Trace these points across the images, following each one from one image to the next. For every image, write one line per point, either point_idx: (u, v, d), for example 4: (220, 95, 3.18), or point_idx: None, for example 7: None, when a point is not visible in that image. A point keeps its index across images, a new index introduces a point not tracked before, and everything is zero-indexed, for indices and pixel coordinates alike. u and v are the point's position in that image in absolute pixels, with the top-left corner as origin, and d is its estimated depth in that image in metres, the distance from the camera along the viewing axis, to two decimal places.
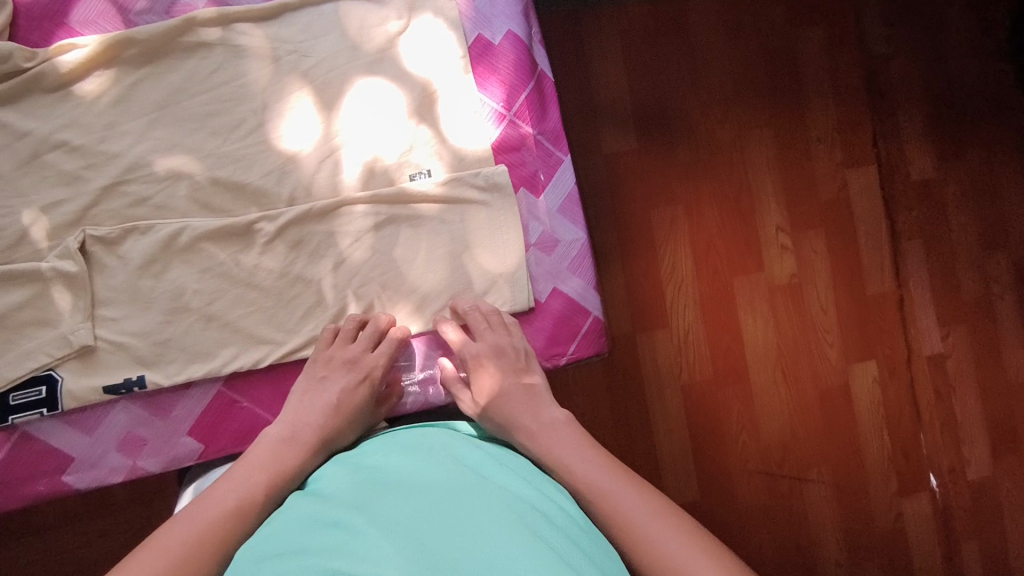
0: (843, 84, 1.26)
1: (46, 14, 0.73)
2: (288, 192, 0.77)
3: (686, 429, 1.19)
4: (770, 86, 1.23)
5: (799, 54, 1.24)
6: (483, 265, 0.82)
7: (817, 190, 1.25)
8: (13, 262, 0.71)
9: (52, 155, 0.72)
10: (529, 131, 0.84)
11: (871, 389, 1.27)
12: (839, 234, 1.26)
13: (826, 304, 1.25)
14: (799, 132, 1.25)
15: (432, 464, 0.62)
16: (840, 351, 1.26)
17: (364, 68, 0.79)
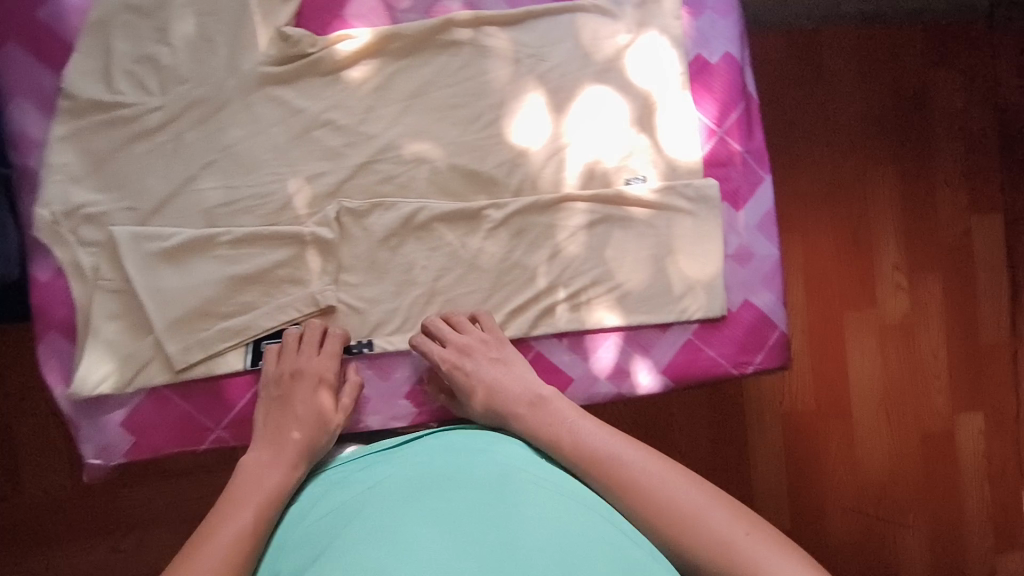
0: (966, 129, 1.38)
1: (326, 5, 0.80)
2: (516, 181, 0.83)
3: (785, 462, 1.32)
4: (901, 130, 1.36)
5: (931, 97, 1.36)
6: (684, 270, 0.87)
7: (938, 232, 1.38)
8: (278, 225, 0.80)
9: (319, 131, 0.80)
10: (737, 148, 0.88)
11: (975, 439, 1.40)
12: (958, 289, 1.39)
13: (937, 351, 1.38)
14: (938, 196, 1.38)
15: (477, 469, 0.67)
16: (949, 400, 1.39)
17: (595, 76, 0.84)
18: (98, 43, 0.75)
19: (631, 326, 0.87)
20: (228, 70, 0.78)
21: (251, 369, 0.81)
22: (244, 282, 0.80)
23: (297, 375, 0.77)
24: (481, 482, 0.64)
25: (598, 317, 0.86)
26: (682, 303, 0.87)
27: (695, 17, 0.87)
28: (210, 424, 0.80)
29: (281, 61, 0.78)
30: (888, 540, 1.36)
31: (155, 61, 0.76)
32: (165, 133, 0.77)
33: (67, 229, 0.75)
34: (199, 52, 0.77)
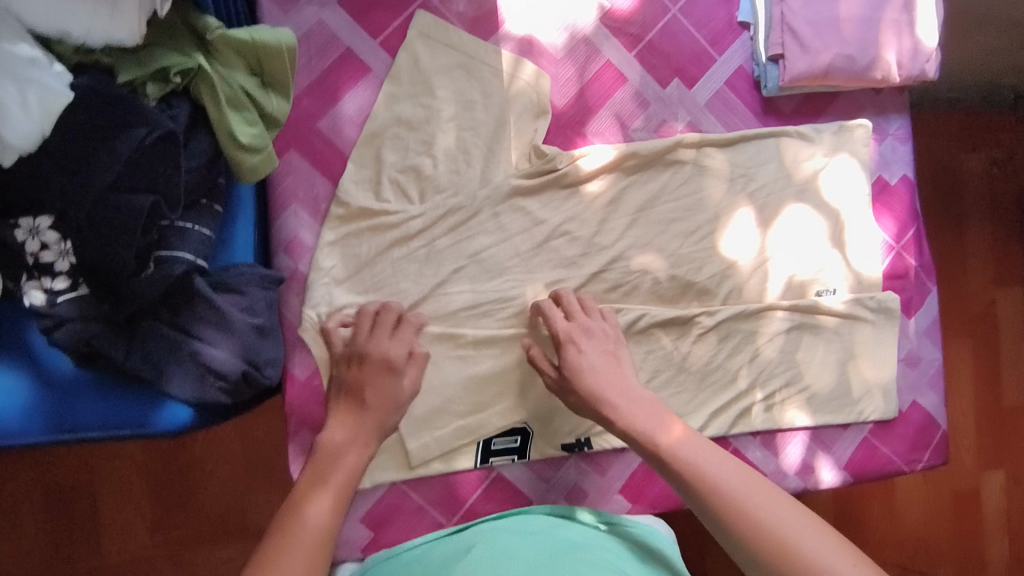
0: (999, 208, 1.46)
1: (570, 124, 0.86)
2: (727, 289, 0.90)
3: (833, 515, 1.36)
4: (936, 204, 1.43)
5: (964, 177, 1.44)
6: (864, 375, 0.94)
7: (969, 302, 1.44)
8: (516, 328, 0.83)
9: (557, 242, 0.84)
10: (912, 262, 0.97)
11: (999, 495, 1.44)
12: (985, 348, 1.45)
13: (966, 410, 1.44)
14: (970, 270, 1.44)
15: (532, 541, 0.69)
16: (975, 457, 1.43)
17: (794, 195, 0.92)
18: (371, 152, 0.79)
19: (818, 426, 0.93)
20: (481, 182, 0.81)
21: (480, 467, 0.82)
22: (482, 385, 0.82)
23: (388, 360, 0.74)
24: (534, 552, 0.66)
25: (790, 416, 0.91)
26: (860, 406, 0.94)
27: (880, 142, 0.96)
28: (442, 520, 0.81)
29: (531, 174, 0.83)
30: None
31: (419, 171, 0.80)
32: (418, 239, 0.80)
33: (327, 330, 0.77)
34: (457, 164, 0.81)
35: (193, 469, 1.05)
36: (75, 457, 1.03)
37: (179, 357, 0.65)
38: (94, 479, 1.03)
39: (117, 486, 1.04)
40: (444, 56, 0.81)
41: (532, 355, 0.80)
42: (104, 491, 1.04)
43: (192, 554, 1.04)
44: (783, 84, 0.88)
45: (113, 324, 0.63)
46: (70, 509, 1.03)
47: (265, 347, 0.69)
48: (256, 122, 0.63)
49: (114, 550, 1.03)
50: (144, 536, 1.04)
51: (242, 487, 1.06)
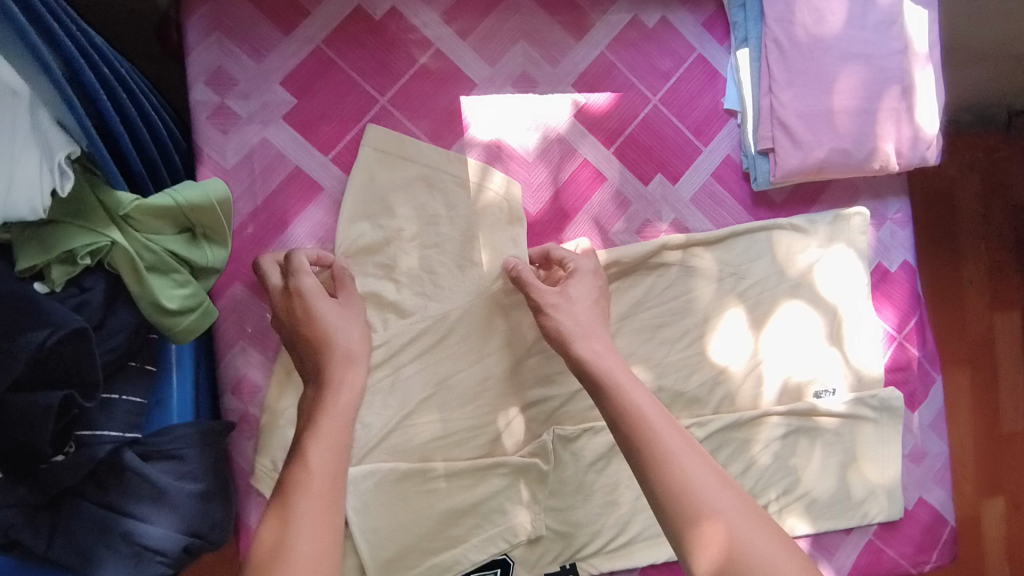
0: (994, 228, 1.37)
1: (545, 231, 0.79)
2: (719, 396, 0.84)
3: None
4: (930, 232, 1.35)
5: (958, 197, 1.35)
6: (868, 476, 0.88)
7: (966, 328, 1.37)
8: (499, 457, 0.76)
9: (535, 359, 0.78)
10: (915, 353, 0.91)
11: (999, 523, 1.37)
12: (983, 375, 1.37)
13: (962, 436, 1.37)
14: (965, 312, 1.37)
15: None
16: (973, 485, 1.37)
17: (788, 291, 0.86)
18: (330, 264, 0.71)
19: (819, 533, 0.87)
20: (450, 301, 0.75)
21: None
22: (456, 518, 0.75)
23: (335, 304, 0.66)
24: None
25: (790, 526, 0.86)
26: (864, 508, 0.88)
27: (878, 228, 0.90)
28: None
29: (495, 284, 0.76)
30: None
31: (380, 296, 0.73)
32: (381, 368, 0.74)
33: None
34: (423, 285, 0.75)
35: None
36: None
37: (110, 540, 0.57)
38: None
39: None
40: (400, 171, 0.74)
41: (516, 273, 0.73)
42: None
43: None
44: (775, 179, 0.81)
45: (30, 510, 0.56)
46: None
47: (211, 513, 0.62)
48: (187, 282, 0.57)
49: None
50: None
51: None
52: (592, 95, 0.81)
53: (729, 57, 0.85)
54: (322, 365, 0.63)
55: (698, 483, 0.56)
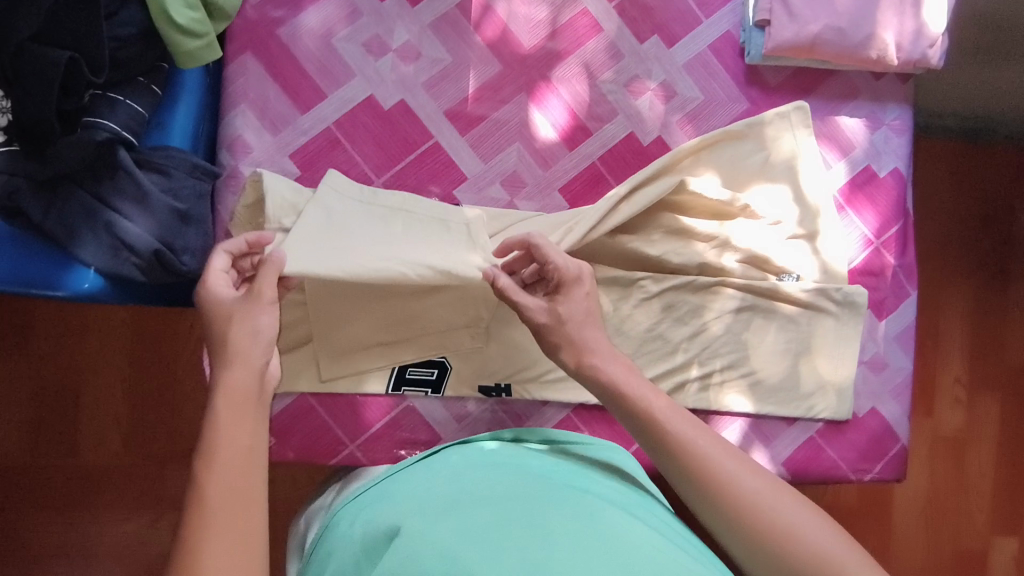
0: None
1: (535, 66, 0.83)
2: (682, 261, 0.85)
3: None
4: (985, 244, 1.32)
5: (1016, 215, 1.33)
6: (819, 371, 0.89)
7: (1004, 354, 1.33)
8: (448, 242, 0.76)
9: (502, 184, 0.83)
10: (891, 261, 0.91)
11: (1007, 565, 1.33)
12: (1014, 405, 1.33)
13: (985, 471, 1.32)
14: (1006, 334, 1.33)
15: (498, 478, 0.61)
16: (988, 519, 1.32)
17: (766, 171, 0.87)
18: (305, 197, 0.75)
19: (760, 415, 0.88)
20: (434, 109, 0.81)
21: (391, 393, 0.82)
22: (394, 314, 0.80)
23: (257, 289, 0.57)
24: (502, 492, 0.58)
25: (727, 401, 0.87)
26: (810, 400, 0.89)
27: (872, 130, 0.91)
28: (345, 439, 0.81)
29: (438, 282, 0.72)
30: None
31: (371, 97, 0.80)
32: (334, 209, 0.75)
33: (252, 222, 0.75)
34: (410, 89, 0.81)
35: (168, 390, 1.12)
36: (65, 361, 1.11)
37: (94, 225, 0.67)
38: (80, 382, 1.11)
39: (98, 392, 1.11)
40: (419, 2, 0.81)
41: (500, 287, 0.68)
42: (87, 393, 1.11)
43: (157, 469, 1.12)
44: (766, 52, 0.83)
45: (35, 183, 0.66)
46: (56, 407, 1.10)
47: (185, 235, 0.71)
48: (196, 7, 0.65)
49: (93, 452, 1.11)
50: (117, 443, 1.11)
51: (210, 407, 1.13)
52: None
53: None
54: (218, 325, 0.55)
55: (697, 441, 0.56)
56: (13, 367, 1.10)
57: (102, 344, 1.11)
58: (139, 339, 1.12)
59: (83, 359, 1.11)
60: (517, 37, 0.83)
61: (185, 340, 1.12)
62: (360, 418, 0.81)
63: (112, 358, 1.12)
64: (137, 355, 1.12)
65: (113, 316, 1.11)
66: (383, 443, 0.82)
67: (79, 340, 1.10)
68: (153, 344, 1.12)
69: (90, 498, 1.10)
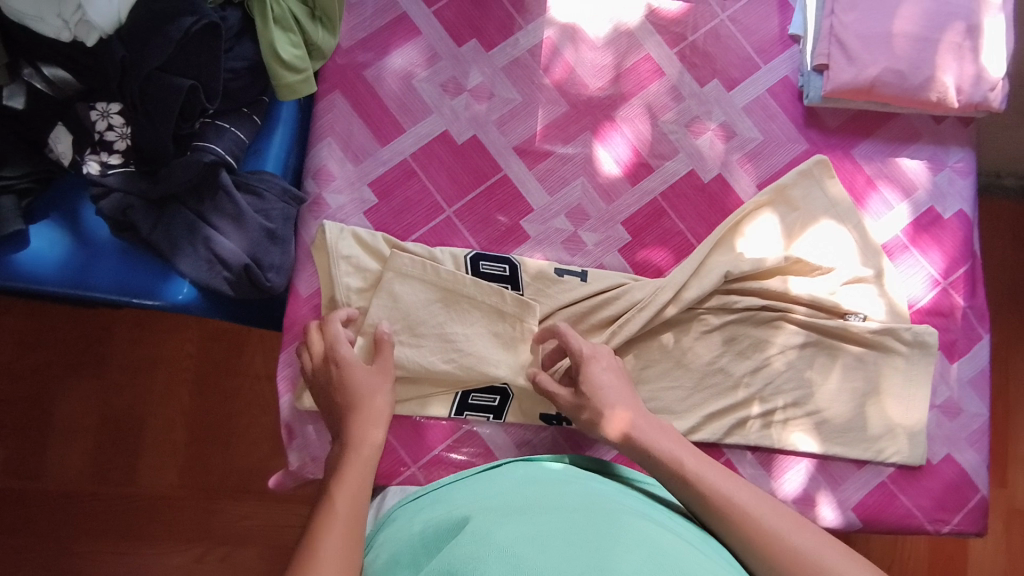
0: None
1: (600, 106, 0.88)
2: (746, 299, 0.85)
3: None
4: None
5: None
6: (888, 413, 0.86)
7: None
8: (502, 328, 0.82)
9: (565, 216, 0.86)
10: (960, 302, 0.89)
11: None
12: None
13: None
14: None
15: (557, 492, 0.61)
16: None
17: (828, 210, 0.88)
18: (378, 268, 0.81)
19: (827, 456, 0.86)
20: (504, 144, 0.86)
21: (453, 417, 0.83)
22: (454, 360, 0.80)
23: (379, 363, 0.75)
24: (563, 503, 0.58)
25: (792, 439, 0.85)
26: (879, 443, 0.86)
27: (935, 172, 0.91)
28: (407, 460, 0.82)
29: (491, 363, 0.81)
30: None
31: (446, 132, 0.86)
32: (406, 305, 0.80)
33: (335, 244, 0.80)
34: (482, 126, 0.86)
35: (227, 423, 1.15)
36: (133, 392, 1.15)
37: (193, 240, 0.73)
38: (145, 412, 1.15)
39: (160, 423, 1.15)
40: (493, 47, 0.88)
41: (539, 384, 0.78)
42: (150, 424, 1.15)
43: (211, 504, 1.14)
44: (825, 93, 0.86)
45: (147, 201, 0.72)
46: (122, 433, 1.14)
47: (270, 252, 0.76)
48: (298, 45, 0.73)
49: (153, 481, 1.14)
50: (173, 475, 1.14)
51: (265, 441, 1.16)
52: (665, 2, 0.91)
53: None
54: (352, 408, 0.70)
55: (795, 543, 0.57)
56: (85, 395, 1.15)
57: (169, 376, 1.16)
58: (204, 372, 1.16)
59: (149, 390, 1.15)
60: (584, 79, 0.88)
61: (246, 375, 1.16)
62: (420, 441, 0.82)
63: (176, 387, 1.16)
64: (201, 387, 1.16)
65: (181, 349, 1.16)
66: (443, 466, 0.82)
67: (148, 369, 1.15)
68: (216, 377, 1.16)
69: (147, 526, 1.13)
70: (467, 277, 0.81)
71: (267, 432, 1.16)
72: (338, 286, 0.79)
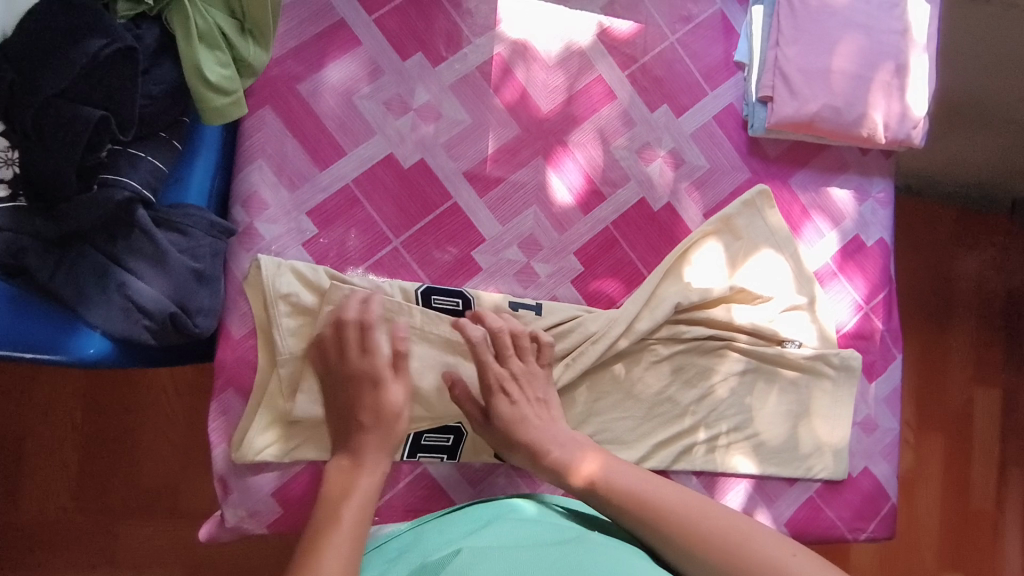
0: (986, 310, 1.55)
1: (552, 131, 0.85)
2: (694, 329, 0.86)
3: None
4: (928, 300, 1.51)
5: (953, 273, 1.52)
6: (816, 432, 0.91)
7: (945, 397, 1.51)
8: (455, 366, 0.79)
9: (517, 247, 0.83)
10: (879, 326, 0.96)
11: None
12: (951, 444, 1.51)
13: (927, 504, 1.50)
14: (947, 378, 1.52)
15: (520, 532, 0.65)
16: (934, 553, 1.50)
17: (770, 241, 0.91)
18: (317, 302, 0.74)
19: (764, 476, 0.90)
20: (453, 171, 0.81)
21: (406, 460, 0.79)
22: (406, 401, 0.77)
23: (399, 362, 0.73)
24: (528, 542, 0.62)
25: (734, 462, 0.88)
26: (808, 461, 0.91)
27: (860, 202, 0.96)
28: None
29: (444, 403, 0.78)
30: None
31: (391, 156, 0.79)
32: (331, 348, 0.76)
33: (270, 277, 0.73)
34: (428, 150, 0.81)
35: (127, 443, 1.04)
36: (12, 409, 1.02)
37: (106, 287, 0.63)
38: (28, 435, 1.02)
39: (47, 446, 1.02)
40: (440, 62, 0.81)
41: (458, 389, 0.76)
42: (34, 448, 1.02)
43: (112, 525, 1.02)
44: (769, 125, 0.87)
45: (44, 241, 0.61)
46: (2, 456, 1.01)
47: (198, 294, 0.67)
48: (228, 64, 0.63)
49: (42, 507, 1.01)
50: (66, 499, 1.01)
51: (175, 462, 1.05)
52: (617, 21, 0.88)
53: (746, 17, 0.93)
54: (362, 435, 0.69)
55: (722, 533, 0.65)
56: None
57: (56, 396, 1.03)
58: (99, 385, 1.04)
59: (30, 410, 1.02)
60: (535, 102, 0.84)
61: (149, 385, 1.05)
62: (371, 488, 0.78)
63: (66, 401, 1.03)
64: (95, 405, 1.03)
65: None
66: (395, 511, 0.79)
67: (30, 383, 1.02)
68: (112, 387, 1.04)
69: (36, 557, 1.00)
70: (416, 308, 0.76)
71: (177, 446, 1.05)
72: (276, 327, 0.73)
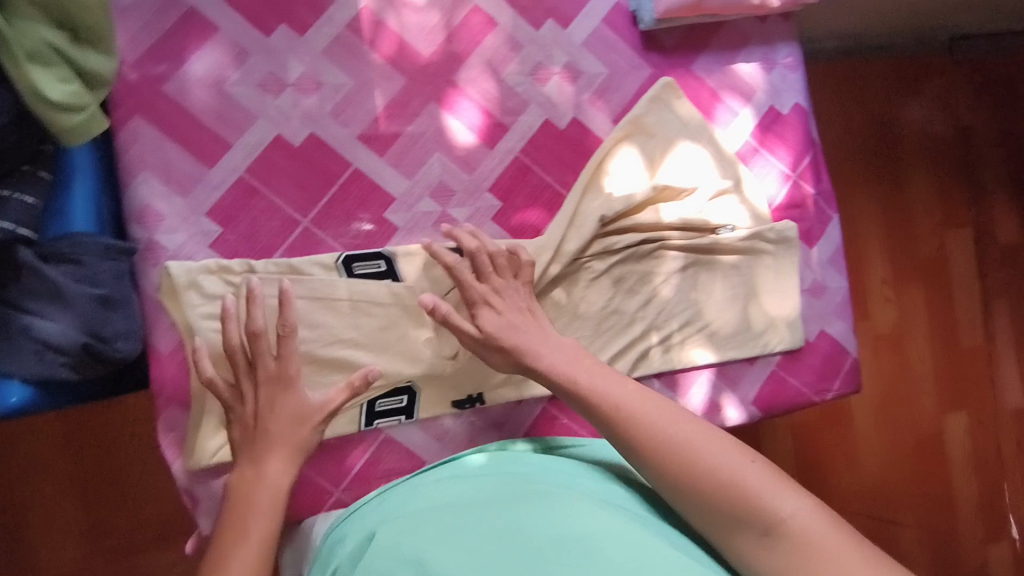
0: (942, 150, 1.54)
1: (439, 73, 0.82)
2: (623, 239, 0.86)
3: (794, 459, 1.41)
4: (887, 155, 1.49)
5: (904, 122, 1.51)
6: (765, 308, 0.92)
7: (919, 249, 1.52)
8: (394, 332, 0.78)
9: (428, 196, 0.82)
10: (809, 191, 0.96)
11: (963, 437, 1.55)
12: (935, 292, 1.53)
13: (923, 354, 1.52)
14: (918, 228, 1.52)
15: (497, 480, 0.65)
16: (936, 401, 1.52)
17: (682, 132, 0.89)
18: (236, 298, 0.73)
19: (724, 363, 0.90)
20: (348, 137, 0.79)
21: (365, 430, 0.79)
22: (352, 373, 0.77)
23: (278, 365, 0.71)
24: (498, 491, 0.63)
25: (690, 355, 0.89)
26: (764, 338, 0.91)
27: (768, 72, 0.94)
28: (329, 487, 0.78)
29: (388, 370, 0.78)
30: (893, 538, 1.47)
31: (279, 137, 0.77)
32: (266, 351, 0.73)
33: (184, 286, 0.72)
34: (316, 122, 0.78)
35: (116, 480, 1.04)
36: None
37: (13, 335, 0.63)
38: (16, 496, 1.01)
39: (43, 505, 1.02)
40: (306, 29, 0.79)
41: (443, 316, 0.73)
42: (28, 508, 1.02)
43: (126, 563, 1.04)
44: (659, 16, 0.85)
45: None
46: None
47: (112, 320, 0.66)
48: (69, 78, 0.61)
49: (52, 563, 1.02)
50: (75, 550, 1.03)
51: (172, 490, 1.06)
52: None
53: None
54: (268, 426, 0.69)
55: (679, 436, 0.61)
56: None
57: (27, 452, 1.02)
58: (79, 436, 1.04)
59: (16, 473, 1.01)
60: (414, 47, 0.82)
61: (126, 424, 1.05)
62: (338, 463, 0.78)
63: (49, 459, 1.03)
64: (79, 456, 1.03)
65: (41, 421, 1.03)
66: (368, 479, 0.79)
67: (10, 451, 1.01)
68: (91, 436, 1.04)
69: None
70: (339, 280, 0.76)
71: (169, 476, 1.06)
72: (197, 330, 0.71)
